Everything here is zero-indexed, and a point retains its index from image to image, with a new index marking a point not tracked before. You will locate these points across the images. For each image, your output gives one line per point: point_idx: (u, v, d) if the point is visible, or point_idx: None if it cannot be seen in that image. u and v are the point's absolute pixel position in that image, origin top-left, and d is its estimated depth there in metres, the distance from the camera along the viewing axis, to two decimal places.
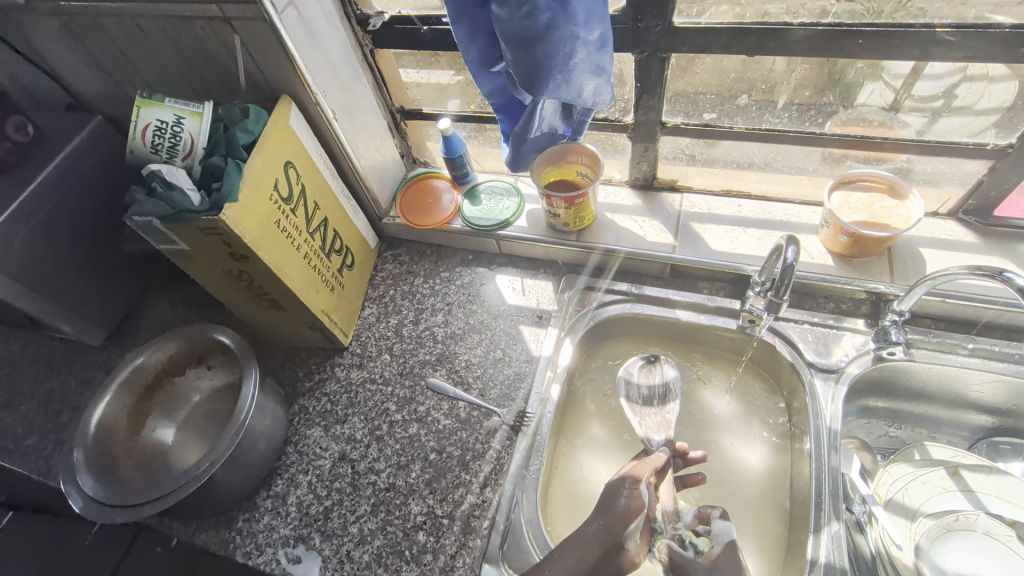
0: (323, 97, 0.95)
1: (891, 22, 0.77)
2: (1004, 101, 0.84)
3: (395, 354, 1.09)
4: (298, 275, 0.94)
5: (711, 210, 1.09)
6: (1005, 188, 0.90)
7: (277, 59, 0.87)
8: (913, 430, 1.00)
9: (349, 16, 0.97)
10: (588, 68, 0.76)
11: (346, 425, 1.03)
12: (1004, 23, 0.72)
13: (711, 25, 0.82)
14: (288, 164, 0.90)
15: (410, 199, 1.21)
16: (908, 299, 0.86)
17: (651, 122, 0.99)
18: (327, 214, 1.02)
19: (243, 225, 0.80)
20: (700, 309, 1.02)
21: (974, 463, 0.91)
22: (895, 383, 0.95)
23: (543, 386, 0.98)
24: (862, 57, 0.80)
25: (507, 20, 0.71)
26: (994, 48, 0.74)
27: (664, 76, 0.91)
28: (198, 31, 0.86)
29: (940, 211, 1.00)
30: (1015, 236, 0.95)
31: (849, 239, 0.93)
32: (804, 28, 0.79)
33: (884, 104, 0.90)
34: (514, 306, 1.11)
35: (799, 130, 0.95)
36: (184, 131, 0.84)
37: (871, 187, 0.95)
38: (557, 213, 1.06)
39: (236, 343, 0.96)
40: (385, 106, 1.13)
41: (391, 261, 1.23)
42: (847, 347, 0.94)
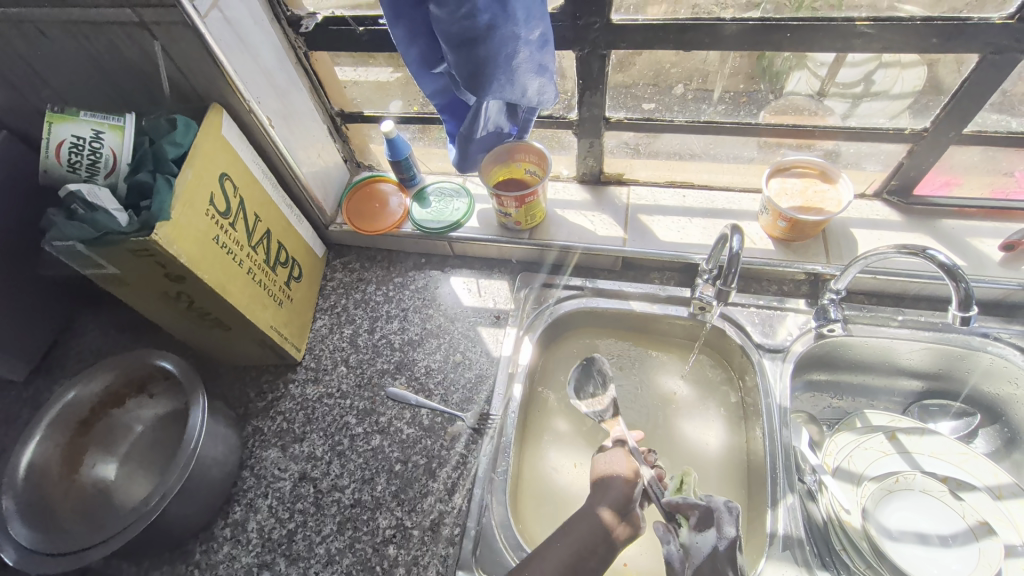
0: (257, 104, 0.90)
1: (814, 16, 0.80)
2: (915, 85, 0.88)
3: (352, 366, 1.06)
4: (242, 292, 0.89)
5: (658, 202, 1.12)
6: (923, 168, 0.96)
7: (204, 65, 0.82)
8: (853, 400, 1.06)
9: (280, 17, 0.92)
10: (530, 67, 0.76)
11: (305, 442, 0.99)
12: (913, 15, 0.77)
13: (648, 22, 0.84)
14: (223, 176, 0.85)
15: (356, 205, 1.18)
16: (844, 277, 0.90)
17: (595, 118, 1.00)
18: (270, 226, 0.98)
19: (178, 244, 0.75)
20: (653, 299, 1.05)
21: (909, 427, 0.98)
22: (836, 357, 1.01)
23: (506, 387, 0.98)
24: (790, 49, 0.84)
25: (446, 21, 0.70)
26: (906, 40, 0.79)
27: (605, 73, 0.92)
28: (112, 37, 0.80)
29: (867, 192, 1.06)
30: (933, 213, 1.02)
31: (787, 224, 0.97)
32: (735, 23, 0.81)
33: (811, 91, 0.95)
34: (471, 307, 1.11)
35: (735, 121, 0.98)
36: (104, 147, 0.78)
37: (804, 173, 1.00)
38: (507, 212, 1.05)
39: (178, 368, 0.91)
40: (323, 109, 1.09)
41: (341, 270, 1.19)
42: (791, 327, 0.99)
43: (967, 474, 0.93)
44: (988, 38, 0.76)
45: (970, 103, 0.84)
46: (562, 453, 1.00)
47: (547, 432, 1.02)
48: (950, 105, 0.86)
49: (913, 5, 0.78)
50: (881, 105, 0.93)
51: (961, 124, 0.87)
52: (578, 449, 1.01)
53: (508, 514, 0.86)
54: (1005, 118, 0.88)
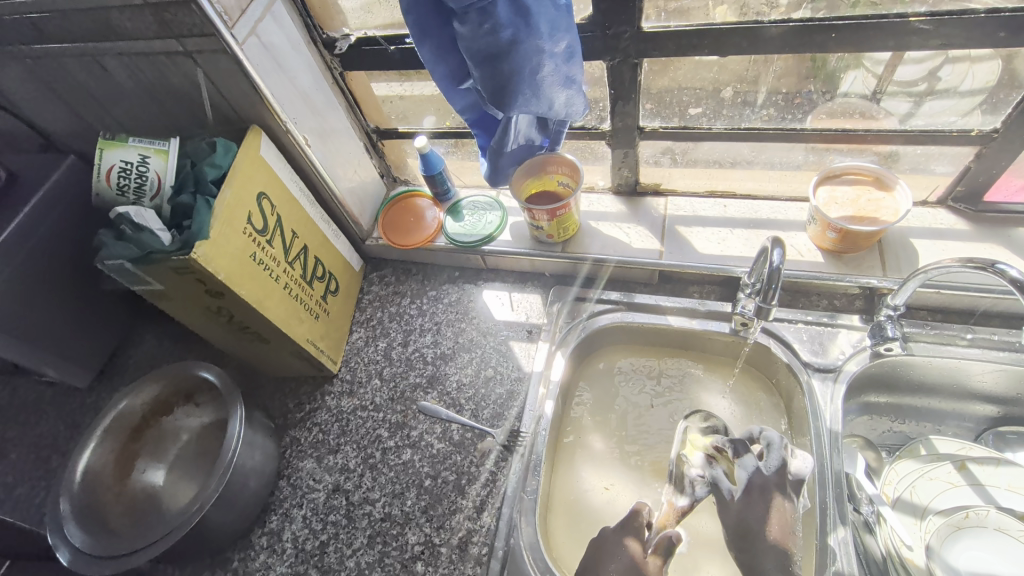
0: (294, 125, 0.93)
1: (866, 13, 0.74)
2: (988, 80, 0.80)
3: (385, 379, 1.07)
4: (279, 308, 0.92)
5: (696, 212, 1.07)
6: (994, 172, 0.87)
7: (242, 89, 0.85)
8: (917, 424, 0.98)
9: (316, 40, 0.95)
10: (557, 80, 0.75)
11: (339, 454, 1.01)
12: (977, 8, 0.70)
13: (679, 29, 0.80)
14: (261, 196, 0.88)
15: (391, 219, 1.20)
16: (902, 292, 0.83)
17: (629, 128, 0.97)
18: (306, 241, 1.01)
19: (216, 261, 0.78)
20: (692, 314, 1.01)
21: (982, 456, 0.89)
22: (896, 378, 0.93)
23: (537, 403, 0.96)
24: (837, 51, 0.78)
25: (470, 38, 0.69)
26: (969, 35, 0.72)
27: (636, 81, 0.89)
28: (161, 66, 0.84)
29: (930, 199, 0.97)
30: (1007, 221, 0.93)
31: (837, 235, 0.90)
32: (778, 26, 0.77)
33: (867, 91, 0.86)
34: (504, 321, 1.09)
35: (780, 127, 0.92)
36: (150, 170, 0.82)
37: (856, 180, 0.92)
38: (540, 225, 1.04)
39: (219, 379, 0.94)
40: (360, 127, 1.12)
41: (378, 283, 1.21)
42: (842, 345, 0.93)
43: None
44: None
45: None
46: (597, 472, 0.97)
47: (581, 449, 1.00)
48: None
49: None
50: (949, 104, 0.84)
51: None
52: (612, 468, 0.98)
53: (538, 535, 0.83)
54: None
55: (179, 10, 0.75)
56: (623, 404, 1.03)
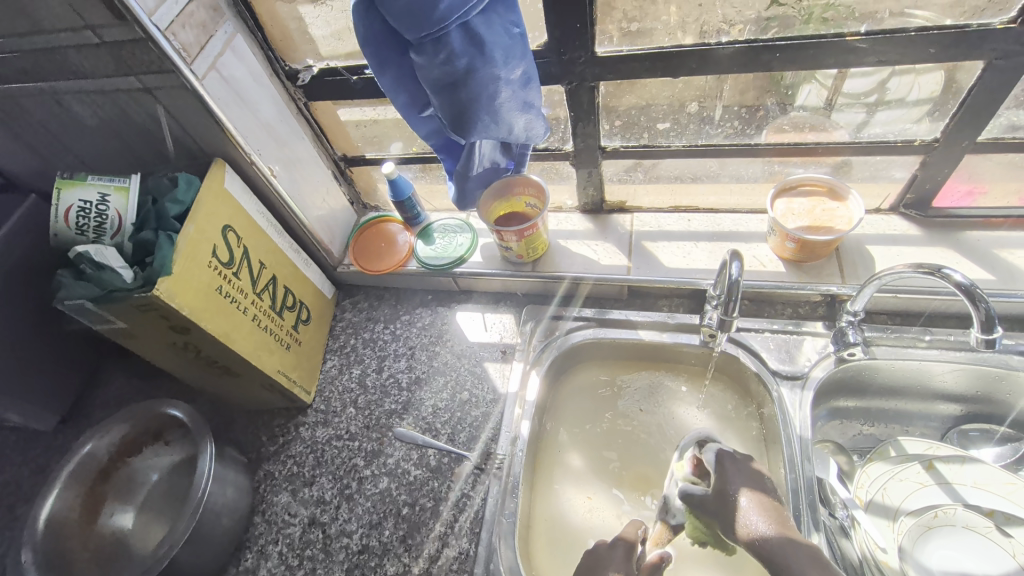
0: (259, 157, 0.94)
1: (806, 34, 0.78)
2: (934, 90, 0.81)
3: (361, 406, 1.06)
4: (246, 341, 0.91)
5: (662, 227, 1.10)
6: (940, 179, 0.91)
7: (204, 123, 0.85)
8: (886, 426, 1.00)
9: (279, 72, 0.96)
10: (515, 105, 0.77)
11: (314, 486, 0.99)
12: (910, 27, 0.74)
13: (631, 53, 0.83)
14: (226, 228, 0.88)
15: (362, 245, 1.20)
16: (859, 298, 0.86)
17: (591, 148, 1.00)
18: (275, 271, 1.00)
19: (180, 297, 0.77)
20: (662, 327, 1.02)
21: (948, 455, 0.91)
22: (862, 381, 0.96)
23: (513, 424, 0.96)
24: (783, 69, 0.81)
25: (427, 68, 0.71)
26: (904, 52, 0.75)
27: (595, 104, 0.91)
28: (121, 103, 0.84)
29: (883, 206, 1.01)
30: (956, 225, 0.96)
31: (795, 245, 0.93)
32: (726, 48, 0.80)
33: (819, 102, 0.88)
34: (477, 343, 1.09)
35: (735, 144, 0.95)
36: (110, 208, 0.81)
37: (812, 191, 0.95)
38: (508, 246, 1.05)
39: (188, 416, 0.92)
40: (327, 155, 1.12)
41: (351, 309, 1.21)
42: (808, 352, 0.95)
43: (1013, 505, 0.86)
44: (994, 44, 0.72)
45: (981, 109, 0.80)
46: (578, 489, 0.98)
47: (559, 467, 1.00)
48: (959, 114, 0.81)
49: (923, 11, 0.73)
50: (895, 117, 0.87)
51: (974, 130, 0.83)
52: (591, 485, 0.98)
53: (518, 559, 0.82)
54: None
55: (135, 48, 0.76)
56: (599, 420, 1.03)
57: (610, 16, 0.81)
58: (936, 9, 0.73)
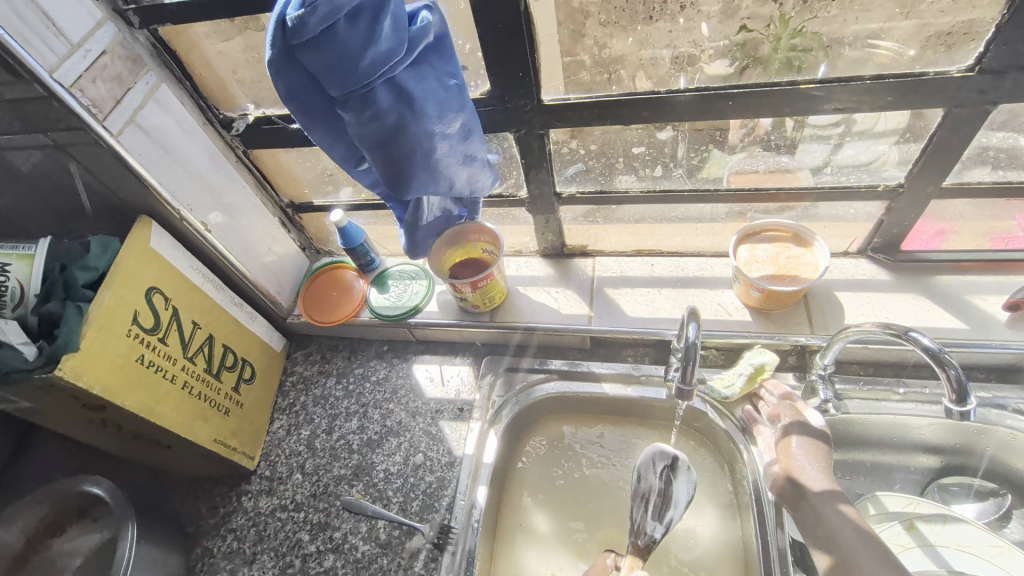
0: (189, 211, 0.88)
1: (759, 81, 0.74)
2: (899, 122, 0.76)
3: (308, 472, 0.99)
4: (174, 411, 0.84)
5: (625, 273, 1.05)
6: (907, 224, 0.87)
7: (123, 180, 0.79)
8: (866, 481, 0.94)
9: (212, 121, 0.90)
10: (455, 159, 0.72)
11: (254, 565, 0.91)
12: (866, 74, 0.71)
13: (579, 101, 0.79)
14: (150, 291, 0.82)
15: (312, 294, 1.13)
16: (829, 352, 0.81)
17: (546, 194, 0.95)
18: (212, 330, 0.94)
19: (89, 374, 0.71)
20: (627, 380, 0.97)
21: (929, 513, 0.87)
22: (837, 435, 0.91)
23: (468, 492, 0.89)
24: (738, 116, 0.78)
25: (355, 124, 0.65)
26: (862, 100, 0.72)
27: (546, 151, 0.87)
28: (31, 160, 0.78)
29: (851, 249, 0.97)
30: (926, 269, 0.93)
31: (761, 294, 0.88)
32: (678, 95, 0.76)
33: (785, 132, 0.81)
34: (433, 399, 1.03)
35: (695, 189, 0.91)
36: (10, 279, 0.74)
37: (775, 237, 0.91)
38: (463, 296, 0.99)
39: (110, 494, 0.84)
40: (273, 202, 1.07)
41: (302, 362, 1.14)
42: (779, 407, 0.89)
43: (999, 569, 0.81)
44: (953, 92, 0.69)
45: (944, 156, 0.76)
46: (542, 558, 0.90)
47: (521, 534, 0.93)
48: (922, 161, 0.78)
49: (888, 41, 0.69)
50: (858, 162, 0.83)
51: (939, 176, 0.79)
52: (556, 553, 0.90)
53: None
54: (1013, 136, 0.74)
55: (40, 106, 0.70)
56: (564, 480, 0.97)
57: (580, 44, 0.75)
58: (900, 38, 0.68)
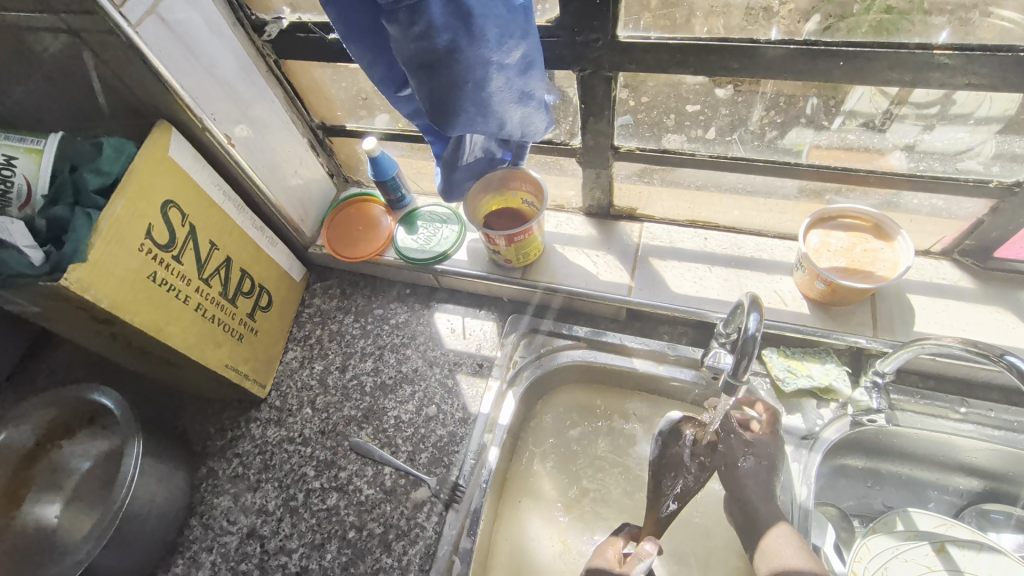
0: (213, 122, 0.81)
1: (875, 41, 0.62)
2: (1008, 109, 0.66)
3: (318, 409, 0.97)
4: (186, 333, 0.81)
5: (673, 243, 0.96)
6: (1009, 229, 0.77)
7: (142, 79, 0.72)
8: (898, 494, 0.89)
9: (242, 22, 0.81)
10: (509, 96, 0.63)
11: (258, 493, 0.90)
12: (1014, 45, 0.59)
13: (659, 41, 0.68)
14: (166, 205, 0.76)
15: (337, 226, 1.07)
16: (891, 361, 0.73)
17: (601, 147, 0.85)
18: (231, 253, 0.89)
19: (96, 287, 0.67)
20: (659, 358, 0.90)
21: (964, 539, 0.81)
22: (879, 446, 0.84)
23: (480, 452, 0.86)
24: (842, 82, 0.67)
25: (400, 42, 0.57)
26: (1000, 76, 0.60)
27: (611, 97, 0.77)
28: (44, 44, 0.71)
29: (934, 248, 0.87)
30: (1017, 281, 0.83)
31: (826, 287, 0.80)
32: (776, 47, 0.64)
33: (875, 111, 0.71)
34: (452, 351, 0.98)
35: (770, 160, 0.81)
36: (16, 173, 0.71)
37: (853, 225, 0.82)
38: (497, 249, 0.92)
39: (119, 407, 0.83)
40: (303, 122, 0.99)
41: (321, 295, 1.09)
42: (821, 407, 0.83)
43: None
44: None
45: None
46: (548, 525, 0.87)
47: (528, 499, 0.89)
48: None
49: (1014, 10, 0.58)
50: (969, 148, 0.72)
51: None
52: (562, 522, 0.87)
53: None
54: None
55: None
56: (578, 451, 0.92)
57: None
58: (1018, 9, 0.58)
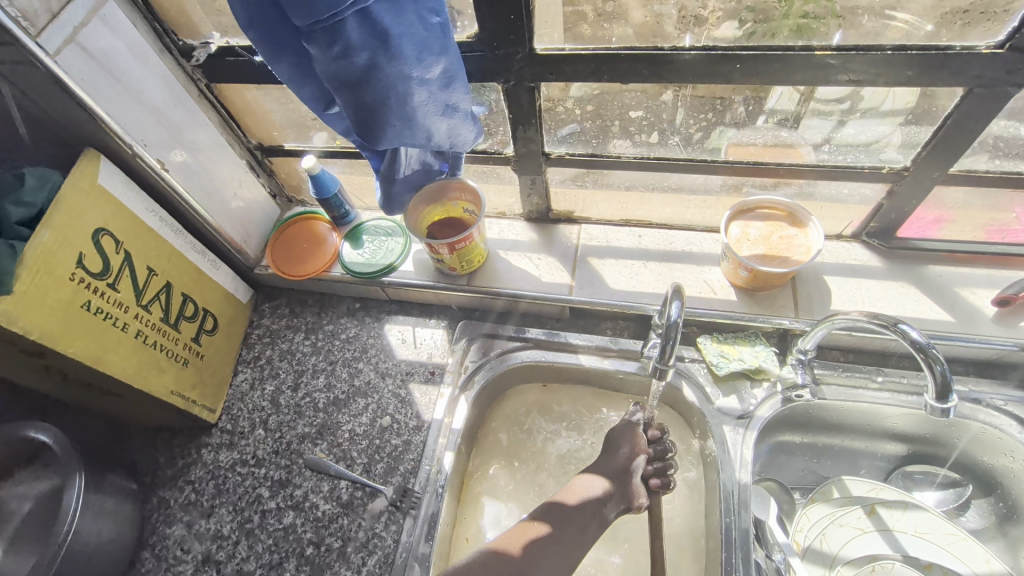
0: (144, 147, 0.80)
1: (768, 45, 0.68)
2: (909, 101, 0.72)
3: (271, 429, 0.96)
4: (126, 361, 0.80)
5: (610, 243, 1.01)
6: (905, 210, 0.84)
7: (65, 109, 0.72)
8: (832, 465, 0.94)
9: (169, 47, 0.82)
10: (434, 109, 0.66)
11: (212, 519, 0.89)
12: (886, 45, 0.65)
13: (575, 52, 0.72)
14: (98, 232, 0.76)
15: (282, 245, 1.07)
16: (810, 338, 0.79)
17: (533, 154, 0.89)
18: (171, 278, 0.88)
19: (24, 319, 0.67)
20: (604, 353, 0.94)
21: (892, 499, 0.87)
22: (810, 420, 0.90)
23: (435, 458, 0.87)
24: (744, 82, 0.72)
25: (321, 61, 0.59)
26: (878, 73, 0.67)
27: (536, 106, 0.80)
28: None
29: (845, 233, 0.94)
30: (918, 258, 0.91)
31: (748, 274, 0.85)
32: (692, 52, 0.69)
33: (792, 106, 0.77)
34: (404, 361, 1.00)
35: (692, 158, 0.86)
36: None
37: (770, 214, 0.87)
38: (440, 258, 0.94)
39: (57, 442, 0.81)
40: (240, 143, 0.99)
41: (270, 315, 1.09)
42: (754, 387, 0.87)
43: (952, 559, 0.82)
44: (975, 71, 0.64)
45: (955, 141, 0.72)
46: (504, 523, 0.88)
47: (484, 501, 0.90)
48: (931, 142, 0.74)
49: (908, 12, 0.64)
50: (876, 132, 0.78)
51: (947, 161, 0.75)
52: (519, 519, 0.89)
53: None
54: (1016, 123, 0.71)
55: None
56: (532, 450, 0.94)
57: None
58: (918, 11, 0.63)
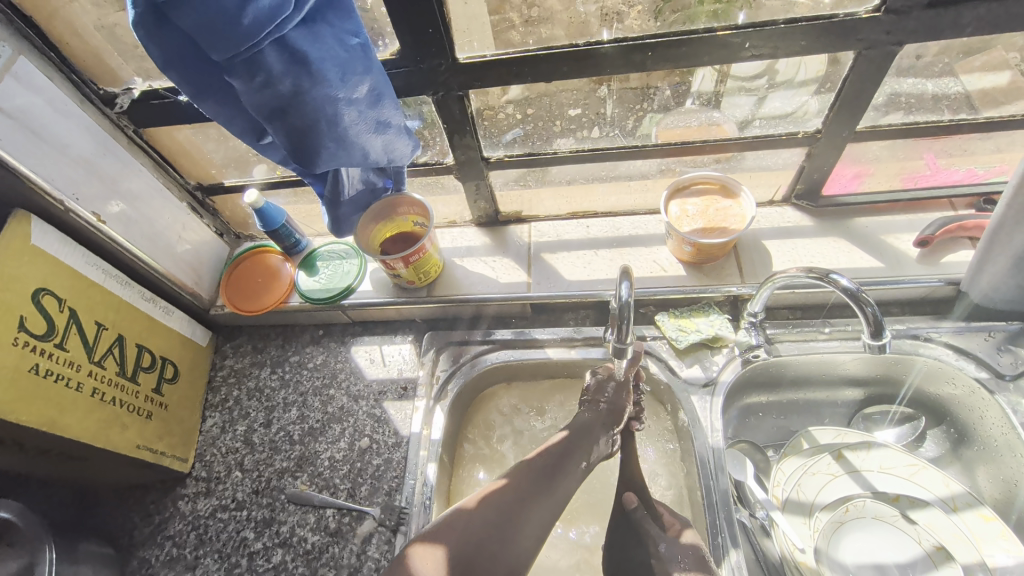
0: (75, 201, 0.79)
1: (676, 30, 0.72)
2: (820, 69, 0.77)
3: (247, 469, 0.94)
4: (84, 421, 0.78)
5: (561, 236, 1.04)
6: (825, 169, 0.90)
7: None
8: (799, 420, 0.98)
9: (90, 97, 0.81)
10: (366, 126, 0.67)
11: (198, 570, 0.87)
12: (779, 18, 0.70)
13: (496, 58, 0.74)
14: (38, 293, 0.74)
15: (236, 282, 1.06)
16: (758, 300, 0.83)
17: (472, 160, 0.91)
18: (122, 330, 0.86)
19: None
20: (570, 343, 0.96)
21: (856, 442, 0.90)
22: (770, 378, 0.94)
23: (418, 471, 0.87)
24: (660, 69, 0.76)
25: (246, 93, 0.60)
26: (778, 46, 0.72)
27: (468, 114, 0.83)
28: None
29: (776, 198, 1.00)
30: (845, 213, 0.97)
31: (692, 248, 0.89)
32: (612, 44, 0.73)
33: (710, 89, 0.82)
34: (375, 380, 1.00)
35: (625, 145, 0.90)
36: None
37: (704, 189, 0.92)
38: (396, 273, 0.95)
39: (18, 516, 0.78)
40: (178, 186, 0.98)
41: (232, 355, 1.07)
42: (714, 355, 0.91)
43: (917, 487, 0.86)
44: (863, 34, 0.69)
45: (857, 100, 0.78)
46: None
47: None
48: (837, 103, 0.79)
49: None
50: (788, 100, 0.83)
51: (853, 120, 0.81)
52: None
53: None
54: (923, 80, 0.78)
55: None
56: (512, 448, 0.95)
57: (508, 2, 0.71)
58: None
